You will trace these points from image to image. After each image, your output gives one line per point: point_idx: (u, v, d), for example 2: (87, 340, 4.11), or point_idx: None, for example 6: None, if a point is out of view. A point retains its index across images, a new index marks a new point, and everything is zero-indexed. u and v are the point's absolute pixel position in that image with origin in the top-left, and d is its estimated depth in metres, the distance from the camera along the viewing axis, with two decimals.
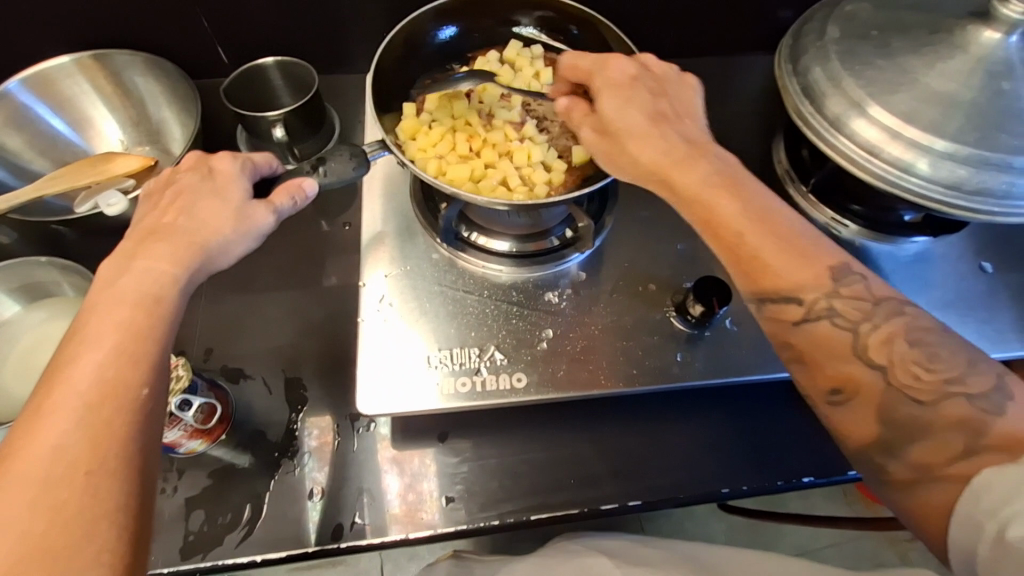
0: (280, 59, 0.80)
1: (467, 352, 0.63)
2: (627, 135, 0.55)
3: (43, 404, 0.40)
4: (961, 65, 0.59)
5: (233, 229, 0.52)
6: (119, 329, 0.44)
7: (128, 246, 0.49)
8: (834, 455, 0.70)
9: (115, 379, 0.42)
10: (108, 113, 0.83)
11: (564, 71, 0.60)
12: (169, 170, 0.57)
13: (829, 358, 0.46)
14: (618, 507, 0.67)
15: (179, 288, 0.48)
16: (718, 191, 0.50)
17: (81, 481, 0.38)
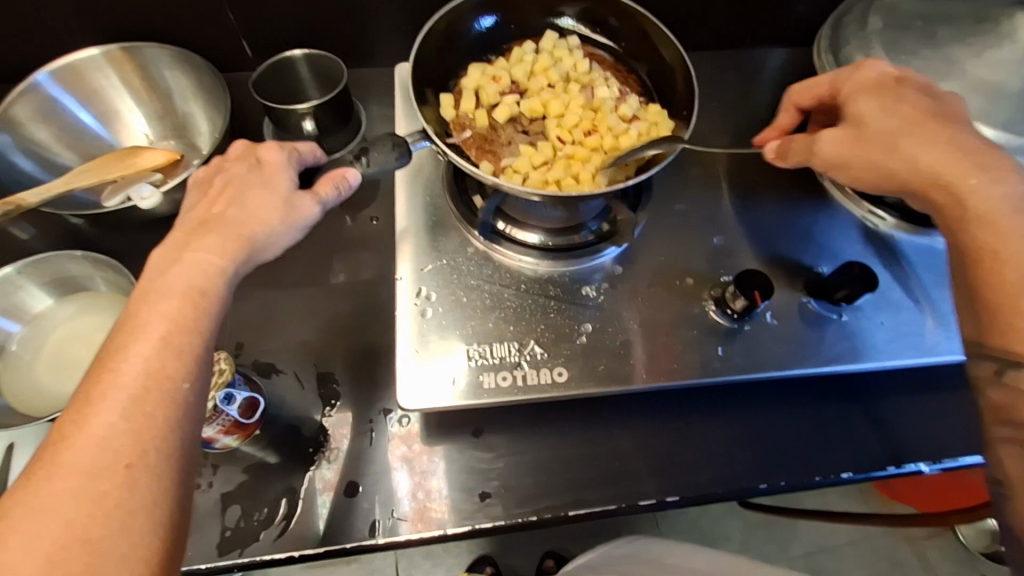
0: (309, 52, 0.79)
1: (505, 347, 0.63)
2: (896, 139, 0.54)
3: (91, 393, 0.40)
4: (1011, 54, 0.58)
5: (280, 219, 0.52)
6: (168, 320, 0.43)
7: (178, 237, 0.49)
8: (871, 450, 0.70)
9: (164, 371, 0.41)
10: (136, 106, 0.82)
11: (796, 95, 0.63)
12: (218, 159, 0.58)
13: None
14: (655, 503, 0.66)
15: (224, 281, 0.47)
16: (1018, 221, 0.49)
17: (122, 473, 0.37)
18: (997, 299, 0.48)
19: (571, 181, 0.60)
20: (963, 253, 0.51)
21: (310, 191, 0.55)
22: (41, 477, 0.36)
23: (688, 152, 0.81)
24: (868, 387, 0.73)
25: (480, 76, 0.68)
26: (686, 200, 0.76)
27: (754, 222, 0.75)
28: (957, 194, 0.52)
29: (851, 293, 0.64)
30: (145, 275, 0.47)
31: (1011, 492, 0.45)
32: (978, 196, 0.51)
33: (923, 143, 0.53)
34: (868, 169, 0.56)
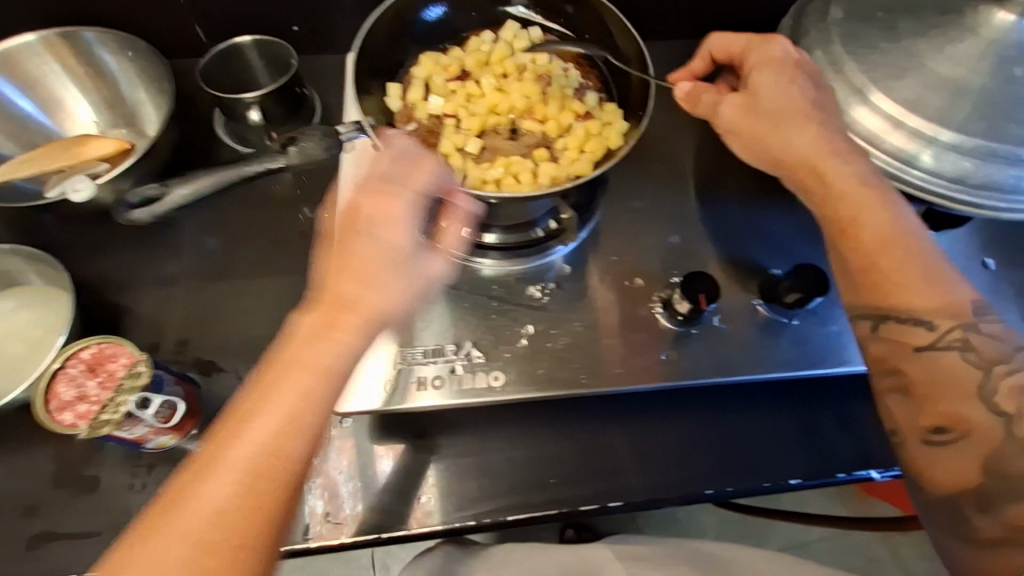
0: (257, 38, 0.76)
1: (446, 348, 0.61)
2: (777, 117, 0.55)
3: (190, 484, 0.38)
4: (970, 48, 0.55)
5: (410, 292, 0.45)
6: (271, 423, 0.39)
7: (319, 313, 0.43)
8: (824, 456, 0.68)
9: (261, 478, 0.38)
10: (81, 95, 0.79)
11: (714, 47, 0.59)
12: (357, 202, 0.46)
13: (946, 397, 0.49)
14: (598, 508, 0.65)
15: (352, 360, 0.42)
16: (868, 197, 0.53)
17: (225, 572, 0.36)
18: (861, 267, 0.53)
19: (511, 180, 0.57)
20: (827, 224, 0.55)
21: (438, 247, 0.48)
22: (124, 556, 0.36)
23: (651, 147, 0.78)
24: (825, 393, 0.72)
25: (431, 63, 0.62)
26: (643, 196, 0.74)
27: (713, 222, 0.73)
28: (820, 175, 0.54)
29: (802, 297, 0.62)
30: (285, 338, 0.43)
31: (902, 439, 0.52)
32: (836, 176, 0.54)
33: (795, 124, 0.54)
34: (752, 144, 0.57)
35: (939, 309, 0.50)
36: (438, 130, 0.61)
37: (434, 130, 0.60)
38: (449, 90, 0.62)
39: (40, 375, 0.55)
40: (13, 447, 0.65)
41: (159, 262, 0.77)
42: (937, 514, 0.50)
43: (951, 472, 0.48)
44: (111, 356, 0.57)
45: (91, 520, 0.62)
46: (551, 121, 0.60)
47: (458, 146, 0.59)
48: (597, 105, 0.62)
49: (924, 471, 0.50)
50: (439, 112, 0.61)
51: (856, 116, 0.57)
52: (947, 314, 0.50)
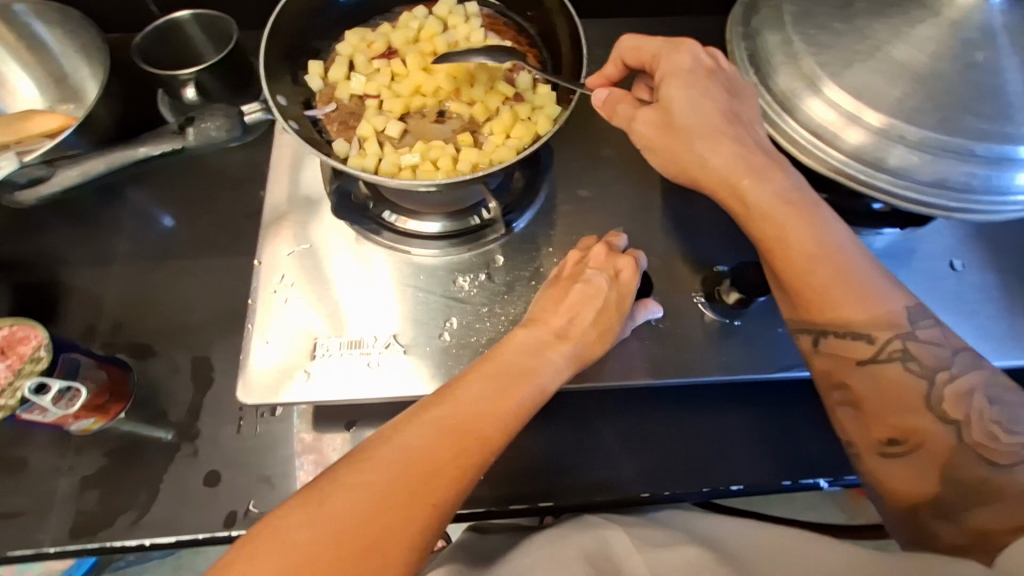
0: (196, 11, 0.74)
1: (362, 341, 0.59)
2: (691, 134, 0.51)
3: (393, 428, 0.45)
4: (931, 31, 0.50)
5: (614, 328, 0.54)
6: (492, 391, 0.47)
7: (543, 331, 0.52)
8: (770, 462, 0.66)
9: (464, 428, 0.45)
10: (20, 68, 0.78)
11: (624, 53, 0.54)
12: (577, 257, 0.57)
13: (894, 409, 0.47)
14: (528, 508, 0.63)
15: (551, 373, 0.50)
16: (789, 212, 0.50)
17: (394, 507, 0.41)
18: (793, 287, 0.50)
19: (428, 167, 0.54)
20: (755, 243, 0.52)
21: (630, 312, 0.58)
22: (332, 483, 0.42)
23: (605, 131, 0.73)
24: (775, 394, 0.69)
25: (358, 40, 0.60)
26: (591, 184, 0.70)
27: (662, 214, 0.69)
28: (739, 194, 0.51)
29: (743, 298, 0.59)
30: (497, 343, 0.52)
31: (859, 454, 0.49)
32: (757, 193, 0.50)
33: (709, 142, 0.50)
34: (670, 163, 0.53)
35: (872, 322, 0.48)
36: (361, 113, 0.58)
37: (357, 113, 0.58)
38: (373, 69, 0.59)
39: None
40: None
41: (102, 239, 0.77)
42: (898, 526, 0.47)
43: (909, 485, 0.46)
44: (24, 338, 0.56)
45: (16, 501, 0.62)
46: (477, 104, 0.57)
47: (379, 129, 0.56)
48: (529, 87, 0.58)
49: (881, 484, 0.48)
50: (361, 92, 0.58)
51: (797, 110, 0.53)
52: (884, 326, 0.48)
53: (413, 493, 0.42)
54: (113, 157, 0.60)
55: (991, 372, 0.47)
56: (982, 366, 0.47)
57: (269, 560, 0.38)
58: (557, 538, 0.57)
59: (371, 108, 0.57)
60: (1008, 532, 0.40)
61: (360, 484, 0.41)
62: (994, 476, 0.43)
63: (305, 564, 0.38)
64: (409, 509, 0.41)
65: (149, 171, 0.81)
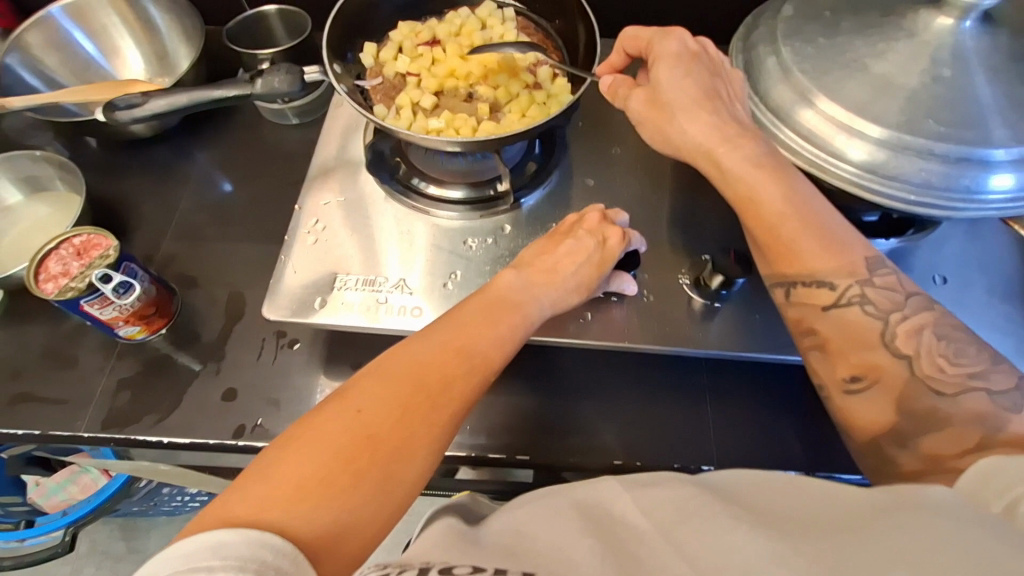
0: (281, 7, 0.87)
1: (376, 280, 0.66)
2: (673, 109, 0.59)
3: (406, 346, 0.52)
4: (906, 49, 0.56)
5: (597, 278, 0.63)
6: (485, 317, 0.56)
7: (528, 270, 0.62)
8: (744, 446, 0.68)
9: (467, 348, 0.52)
10: (133, 44, 0.93)
11: (625, 42, 0.63)
12: (572, 220, 0.67)
13: (854, 348, 0.52)
14: (504, 458, 0.68)
15: (536, 305, 0.59)
16: (758, 175, 0.55)
17: (416, 409, 0.46)
18: (766, 241, 0.56)
19: (451, 133, 0.63)
20: (734, 207, 0.58)
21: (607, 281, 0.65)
22: (357, 395, 0.46)
23: (616, 133, 0.81)
24: (751, 390, 0.72)
25: (408, 29, 0.70)
26: (598, 173, 0.77)
27: (662, 204, 0.75)
28: (715, 161, 0.58)
29: (726, 279, 0.64)
30: (481, 290, 0.60)
31: (829, 394, 0.53)
32: (730, 159, 0.57)
33: (688, 113, 0.58)
34: (659, 135, 0.61)
35: (835, 270, 0.53)
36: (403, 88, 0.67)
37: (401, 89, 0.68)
38: (417, 54, 0.69)
39: (37, 249, 0.65)
40: (13, 322, 0.76)
41: (171, 188, 0.89)
42: (868, 460, 0.51)
43: (869, 417, 0.50)
44: (97, 244, 0.67)
45: (61, 390, 0.71)
46: (502, 88, 0.66)
47: (414, 101, 0.66)
48: (548, 79, 0.67)
49: (849, 421, 0.52)
50: (403, 71, 0.68)
51: (783, 118, 0.59)
52: (845, 274, 0.53)
53: (430, 400, 0.47)
54: (194, 91, 0.63)
55: (942, 313, 0.51)
56: (933, 308, 0.52)
57: (310, 453, 0.42)
58: (550, 492, 0.50)
59: (413, 84, 0.67)
60: (959, 456, 0.43)
61: (382, 394, 0.46)
62: (942, 404, 0.47)
63: (346, 462, 0.42)
64: (429, 413, 0.47)
65: (218, 139, 0.94)
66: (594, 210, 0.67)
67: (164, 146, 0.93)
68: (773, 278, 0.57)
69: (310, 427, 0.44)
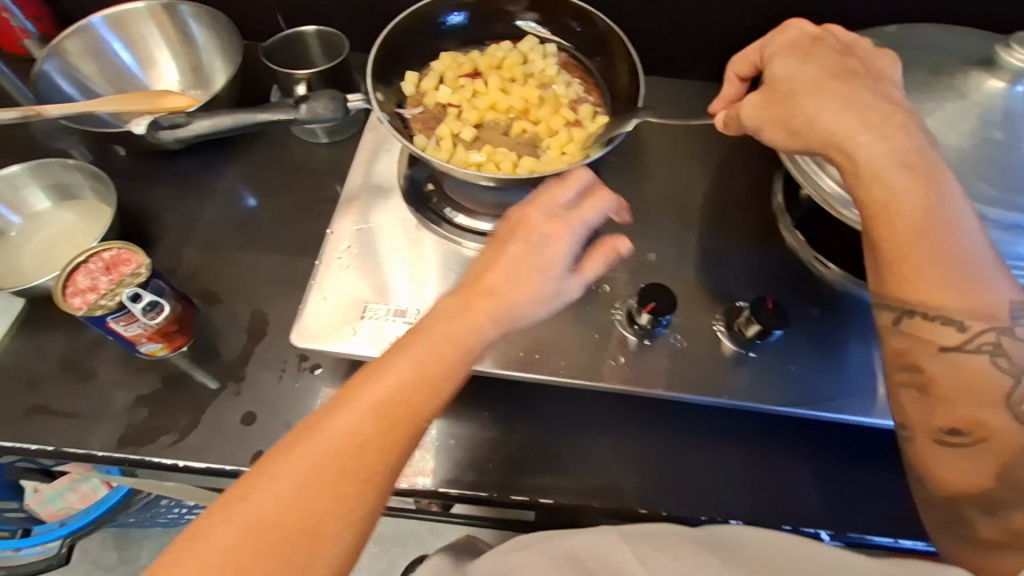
0: (319, 28, 0.87)
1: (407, 311, 0.65)
2: (799, 96, 0.57)
3: (332, 404, 0.43)
4: (957, 110, 0.56)
5: (547, 291, 0.50)
6: (420, 365, 0.45)
7: (462, 294, 0.50)
8: (769, 500, 0.67)
9: (411, 406, 0.44)
10: (170, 56, 0.93)
11: (735, 67, 0.64)
12: (521, 208, 0.53)
13: (968, 400, 0.47)
14: (527, 501, 0.66)
15: (481, 341, 0.48)
16: (898, 173, 0.51)
17: (337, 490, 0.40)
18: (889, 257, 0.51)
19: (491, 167, 0.63)
20: (862, 213, 0.54)
21: (578, 269, 0.52)
22: (267, 474, 0.40)
23: (652, 171, 0.81)
24: (782, 441, 0.70)
25: (449, 58, 0.70)
26: (633, 212, 0.77)
27: (696, 246, 0.74)
28: (848, 152, 0.54)
29: (763, 330, 0.63)
30: (431, 314, 0.49)
31: (913, 436, 0.51)
32: (865, 151, 0.53)
33: (818, 101, 0.55)
34: (784, 131, 0.58)
35: (969, 311, 0.47)
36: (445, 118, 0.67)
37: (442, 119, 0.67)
38: (458, 84, 0.69)
39: (66, 263, 0.64)
40: (33, 332, 0.75)
41: (199, 202, 0.88)
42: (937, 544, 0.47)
43: (962, 475, 0.48)
44: (127, 260, 0.66)
45: (77, 405, 0.70)
46: (543, 124, 0.67)
47: (455, 132, 0.66)
48: (589, 117, 0.67)
49: (930, 469, 0.50)
50: (445, 102, 0.68)
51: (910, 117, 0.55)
52: (979, 315, 0.47)
53: (350, 480, 0.41)
54: (237, 115, 0.63)
55: None
56: None
57: (206, 550, 0.37)
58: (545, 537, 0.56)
59: (454, 114, 0.67)
60: None
61: (292, 476, 0.40)
62: None
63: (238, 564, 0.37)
64: (347, 495, 0.41)
65: (248, 154, 0.93)
66: (554, 186, 0.54)
67: (192, 158, 0.93)
68: (892, 299, 0.51)
69: (218, 513, 0.39)
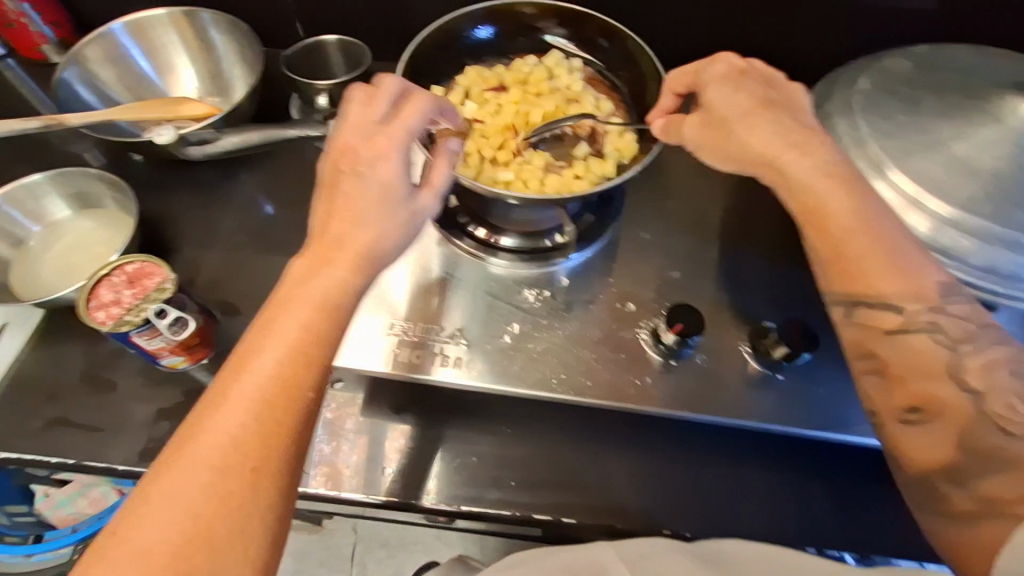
0: (341, 38, 0.87)
1: (432, 328, 0.66)
2: (731, 121, 0.58)
3: (215, 397, 0.42)
4: (994, 134, 0.55)
5: (405, 222, 0.50)
6: (293, 337, 0.44)
7: (314, 248, 0.49)
8: (791, 521, 0.67)
9: (288, 382, 0.43)
10: (189, 63, 0.93)
11: (673, 82, 0.63)
12: (336, 139, 0.52)
13: (918, 376, 0.48)
14: (550, 519, 0.67)
15: (355, 294, 0.48)
16: (828, 187, 0.54)
17: (245, 479, 0.40)
18: (829, 258, 0.53)
19: (520, 185, 0.63)
20: (798, 221, 0.56)
21: (428, 186, 0.53)
22: (160, 483, 0.39)
23: (675, 188, 0.80)
24: (806, 462, 0.70)
25: (474, 72, 0.70)
26: (656, 228, 0.76)
27: (721, 265, 0.73)
28: (780, 169, 0.56)
29: (790, 352, 0.63)
30: (287, 280, 0.48)
31: (878, 421, 0.50)
32: (794, 169, 0.55)
33: (748, 125, 0.56)
34: (719, 154, 0.59)
35: (902, 293, 0.50)
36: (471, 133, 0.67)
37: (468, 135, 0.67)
38: (484, 99, 0.69)
39: (89, 277, 0.64)
40: (52, 342, 0.74)
41: (217, 212, 0.88)
42: None
43: (925, 451, 0.47)
44: (150, 273, 0.66)
45: (97, 418, 0.70)
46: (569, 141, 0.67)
47: (481, 149, 0.66)
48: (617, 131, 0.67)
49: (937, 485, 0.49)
50: (471, 117, 0.68)
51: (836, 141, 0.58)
52: (914, 298, 0.50)
53: (251, 468, 0.40)
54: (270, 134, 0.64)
55: None
56: None
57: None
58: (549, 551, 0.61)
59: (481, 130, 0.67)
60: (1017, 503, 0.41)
61: (190, 478, 0.39)
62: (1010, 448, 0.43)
63: None
64: (251, 483, 0.40)
65: (266, 163, 0.93)
66: (362, 108, 0.53)
67: (210, 167, 0.92)
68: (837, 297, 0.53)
69: (95, 556, 0.36)
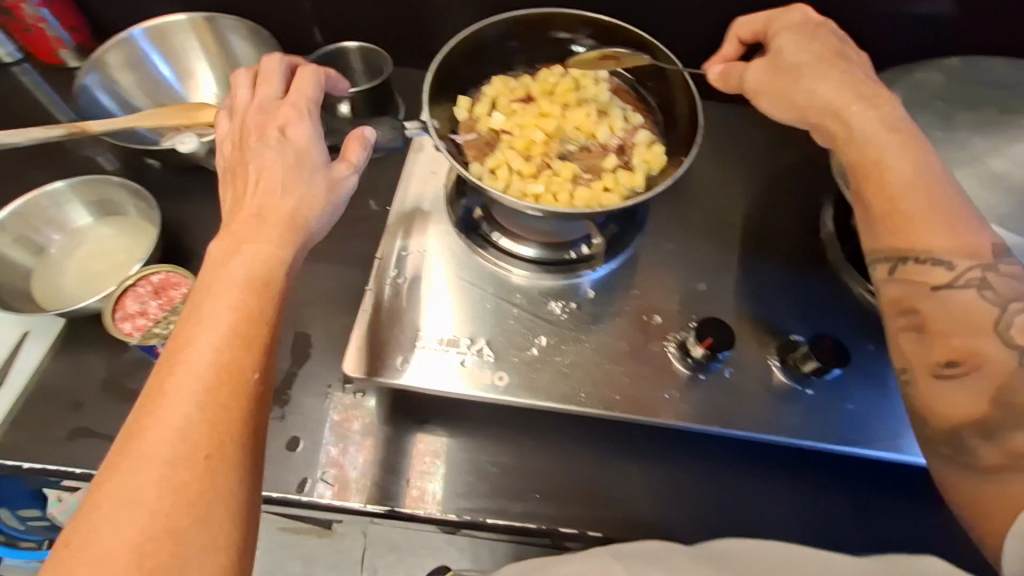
0: (362, 45, 0.87)
1: (459, 340, 0.65)
2: (800, 71, 0.59)
3: (154, 393, 0.42)
4: None
5: (327, 194, 0.54)
6: (226, 319, 0.45)
7: (229, 225, 0.51)
8: (819, 533, 0.67)
9: (229, 366, 0.43)
10: (208, 68, 0.92)
11: (740, 29, 0.66)
12: (240, 120, 0.58)
13: (961, 331, 0.48)
14: (576, 533, 0.66)
15: (285, 270, 0.49)
16: (890, 139, 0.55)
17: (201, 466, 0.39)
18: (880, 211, 0.54)
19: (548, 199, 0.62)
20: (852, 172, 0.57)
21: (342, 159, 0.57)
22: (113, 485, 0.38)
23: (699, 198, 0.80)
24: (834, 476, 0.70)
25: (501, 82, 0.70)
26: (681, 240, 0.76)
27: (747, 277, 0.73)
28: (843, 120, 0.57)
29: (820, 367, 0.62)
30: (207, 267, 0.48)
31: (911, 377, 0.51)
32: (859, 120, 0.56)
33: (818, 74, 0.58)
34: (780, 100, 0.61)
35: (955, 249, 0.50)
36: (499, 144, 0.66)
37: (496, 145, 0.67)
38: (511, 110, 0.69)
39: (116, 286, 0.64)
40: (75, 352, 0.74)
41: None
42: None
43: (959, 404, 0.47)
44: (177, 283, 0.66)
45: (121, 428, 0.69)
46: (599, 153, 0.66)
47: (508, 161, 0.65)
48: (645, 142, 0.67)
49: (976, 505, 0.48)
50: (498, 128, 0.67)
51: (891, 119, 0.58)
52: (965, 254, 0.50)
53: (203, 452, 0.40)
54: None
55: None
56: None
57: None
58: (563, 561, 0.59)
59: (508, 140, 0.66)
60: None
61: (142, 472, 0.38)
62: None
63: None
64: (206, 466, 0.40)
65: None
66: (262, 89, 0.59)
67: None
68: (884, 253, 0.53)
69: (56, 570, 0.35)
